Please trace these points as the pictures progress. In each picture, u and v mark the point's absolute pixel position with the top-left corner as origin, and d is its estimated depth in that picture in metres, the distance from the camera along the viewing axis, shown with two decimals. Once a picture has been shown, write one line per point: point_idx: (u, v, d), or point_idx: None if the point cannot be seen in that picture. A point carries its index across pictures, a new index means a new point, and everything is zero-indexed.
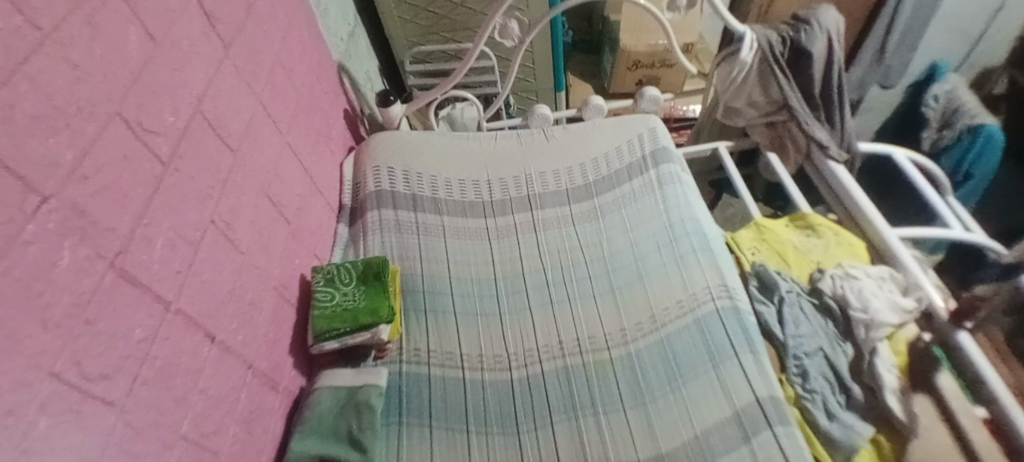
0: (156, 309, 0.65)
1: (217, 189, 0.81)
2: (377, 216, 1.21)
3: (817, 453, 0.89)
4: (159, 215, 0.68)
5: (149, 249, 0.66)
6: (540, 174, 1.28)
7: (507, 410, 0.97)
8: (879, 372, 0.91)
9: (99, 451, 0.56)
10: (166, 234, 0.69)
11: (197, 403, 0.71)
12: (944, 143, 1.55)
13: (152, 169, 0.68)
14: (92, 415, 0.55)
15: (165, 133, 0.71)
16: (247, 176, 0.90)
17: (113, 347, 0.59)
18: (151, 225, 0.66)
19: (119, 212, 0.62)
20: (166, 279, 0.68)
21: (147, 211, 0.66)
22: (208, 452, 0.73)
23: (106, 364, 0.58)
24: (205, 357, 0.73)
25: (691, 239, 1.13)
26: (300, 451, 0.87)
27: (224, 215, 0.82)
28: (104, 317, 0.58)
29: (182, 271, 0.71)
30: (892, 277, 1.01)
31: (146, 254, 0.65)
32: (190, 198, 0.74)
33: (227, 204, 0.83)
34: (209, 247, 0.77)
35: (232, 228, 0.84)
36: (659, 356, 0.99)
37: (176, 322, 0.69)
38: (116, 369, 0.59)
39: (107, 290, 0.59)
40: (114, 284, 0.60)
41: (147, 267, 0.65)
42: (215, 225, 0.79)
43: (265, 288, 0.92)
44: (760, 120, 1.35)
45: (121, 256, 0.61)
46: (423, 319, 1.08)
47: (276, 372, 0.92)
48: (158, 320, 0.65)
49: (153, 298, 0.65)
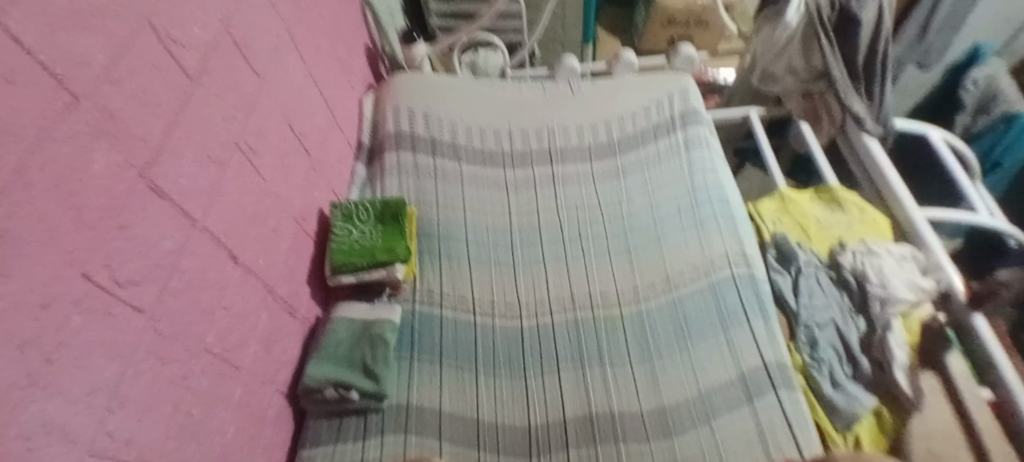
0: (182, 222, 0.67)
1: (241, 111, 0.82)
2: (396, 158, 1.22)
3: (817, 419, 0.89)
4: (188, 130, 0.69)
5: (178, 162, 0.67)
6: (564, 127, 1.27)
7: (515, 354, 0.99)
8: (889, 348, 0.91)
9: (129, 353, 0.58)
10: (194, 149, 0.70)
11: (220, 318, 0.74)
12: (978, 128, 1.46)
13: (180, 81, 0.69)
14: (123, 319, 0.58)
15: (194, 46, 0.71)
16: (270, 100, 0.91)
17: (143, 255, 0.61)
18: (179, 137, 0.68)
19: (149, 121, 0.63)
20: (193, 193, 0.69)
21: (174, 121, 0.67)
22: (230, 366, 0.76)
23: (138, 272, 0.60)
24: (228, 276, 0.76)
25: (714, 205, 1.12)
26: (315, 375, 0.90)
27: (249, 137, 0.84)
28: (136, 224, 0.60)
29: (208, 188, 0.72)
30: (914, 256, 1.01)
31: (175, 167, 0.66)
32: (215, 115, 0.75)
33: (250, 126, 0.84)
34: (234, 168, 0.79)
35: (256, 152, 0.85)
36: (669, 317, 1.00)
37: (202, 238, 0.71)
38: (147, 277, 0.61)
39: (138, 197, 0.60)
40: (144, 193, 0.61)
41: (175, 180, 0.66)
42: (239, 146, 0.81)
43: (285, 216, 0.93)
44: (797, 88, 1.32)
45: (151, 165, 0.63)
46: (437, 261, 1.10)
47: (295, 299, 0.95)
48: (184, 233, 0.68)
49: (180, 212, 0.67)
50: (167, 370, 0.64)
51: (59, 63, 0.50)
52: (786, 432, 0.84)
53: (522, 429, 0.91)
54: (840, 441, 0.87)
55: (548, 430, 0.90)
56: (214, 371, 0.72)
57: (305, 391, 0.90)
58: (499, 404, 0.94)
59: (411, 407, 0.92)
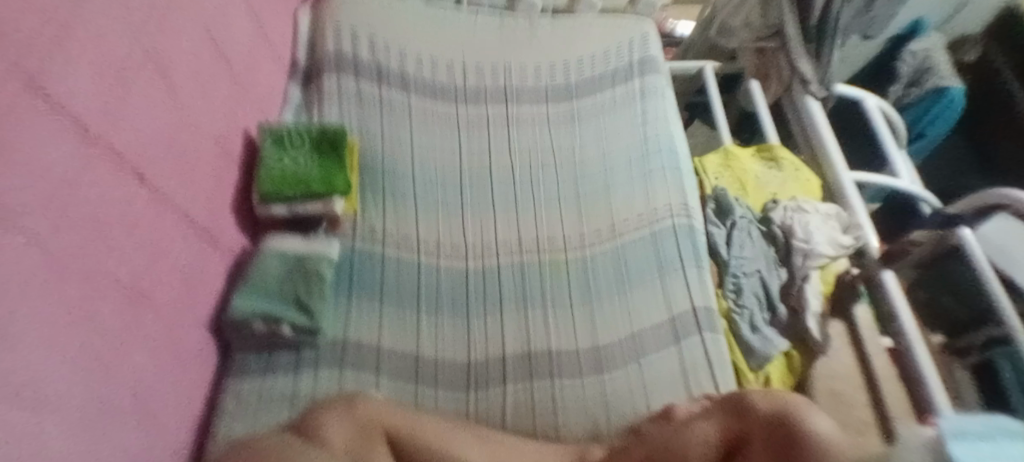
0: (73, 134, 0.61)
1: (144, 12, 0.74)
2: (336, 84, 1.15)
3: (733, 360, 0.94)
4: (76, 27, 0.62)
5: (62, 64, 0.60)
6: (520, 66, 1.23)
7: (458, 293, 0.99)
8: (805, 296, 0.96)
9: (12, 280, 0.53)
10: (84, 51, 0.63)
11: (124, 243, 0.69)
12: (908, 100, 1.49)
13: None
14: (2, 239, 0.52)
15: None
16: (182, 4, 0.83)
17: (23, 169, 0.55)
18: (64, 36, 0.60)
19: (24, 16, 0.55)
20: (87, 104, 0.63)
21: (54, 15, 0.59)
22: (139, 296, 0.72)
23: (20, 189, 0.54)
24: (133, 198, 0.71)
25: (662, 156, 1.13)
26: (244, 309, 0.87)
27: (155, 44, 0.76)
28: (11, 133, 0.53)
29: (104, 96, 0.66)
30: (837, 215, 1.05)
31: (59, 68, 0.59)
32: (109, 16, 0.67)
33: (155, 32, 0.76)
34: (137, 76, 0.72)
35: (164, 61, 0.78)
36: (611, 262, 1.01)
37: (98, 154, 0.65)
38: (30, 193, 0.55)
39: (13, 103, 0.54)
40: (18, 95, 0.54)
41: (61, 85, 0.59)
42: (142, 52, 0.73)
43: (204, 136, 0.87)
44: (751, 44, 1.34)
45: (29, 66, 0.55)
46: (379, 196, 1.07)
47: (216, 228, 0.91)
48: (75, 147, 0.61)
49: (70, 123, 0.61)
50: (63, 300, 0.60)
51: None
52: (707, 372, 0.88)
53: (462, 366, 0.91)
54: (752, 380, 0.92)
55: (487, 366, 0.91)
56: (122, 300, 0.69)
57: (232, 324, 0.87)
58: (441, 342, 0.94)
59: (348, 342, 0.91)
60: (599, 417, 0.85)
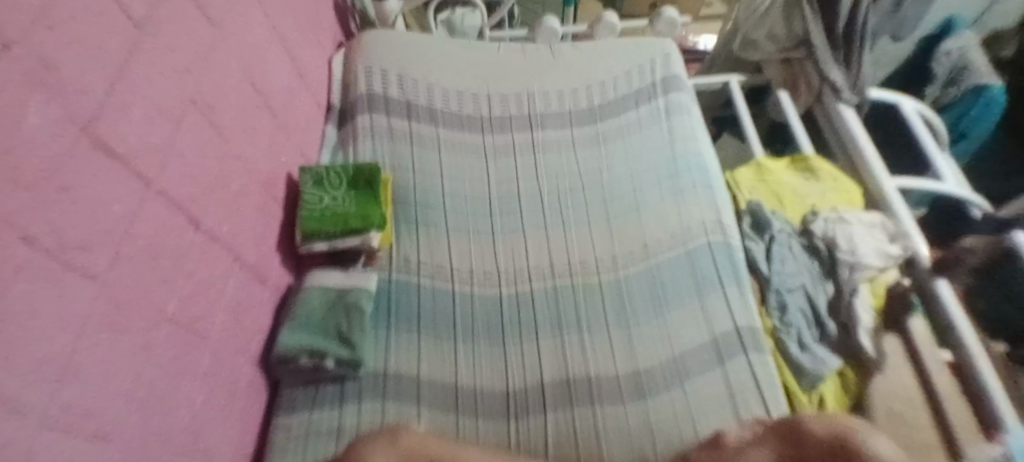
0: (135, 184, 0.64)
1: (197, 65, 0.78)
2: (368, 121, 1.19)
3: (784, 380, 0.91)
4: (137, 83, 0.66)
5: (124, 118, 0.63)
6: (546, 93, 1.25)
7: (495, 322, 0.99)
8: (856, 311, 0.93)
9: (82, 326, 0.56)
10: (144, 105, 0.66)
11: (181, 285, 0.72)
12: (948, 100, 1.45)
13: (126, 31, 0.65)
14: (71, 285, 0.55)
15: None
16: (229, 55, 0.87)
17: (90, 219, 0.57)
18: (126, 93, 0.64)
19: (92, 74, 0.58)
20: (146, 155, 0.66)
21: (119, 72, 0.63)
22: (196, 335, 0.74)
23: (86, 237, 0.57)
24: (189, 242, 0.74)
25: (693, 173, 1.12)
26: (290, 344, 0.89)
27: (206, 94, 0.80)
28: (79, 186, 0.56)
29: (162, 147, 0.69)
30: (883, 225, 1.02)
31: (124, 123, 0.63)
32: (166, 70, 0.71)
33: (207, 83, 0.80)
34: (190, 126, 0.75)
35: (214, 110, 0.82)
36: (648, 283, 1.00)
37: (156, 200, 0.68)
38: (96, 241, 0.58)
39: (81, 156, 0.57)
40: (89, 151, 0.58)
41: (124, 138, 0.63)
42: (194, 102, 0.77)
43: (251, 179, 0.91)
44: (777, 56, 1.33)
45: (95, 122, 0.59)
46: (413, 228, 1.09)
47: (264, 266, 0.93)
48: (137, 196, 0.65)
49: (131, 173, 0.64)
50: (128, 343, 0.62)
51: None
52: (755, 393, 0.86)
53: (501, 395, 0.91)
54: (805, 400, 0.89)
55: (526, 394, 0.91)
56: (179, 340, 0.71)
57: (280, 359, 0.89)
58: (479, 372, 0.93)
59: (389, 374, 0.92)
60: (643, 444, 0.84)
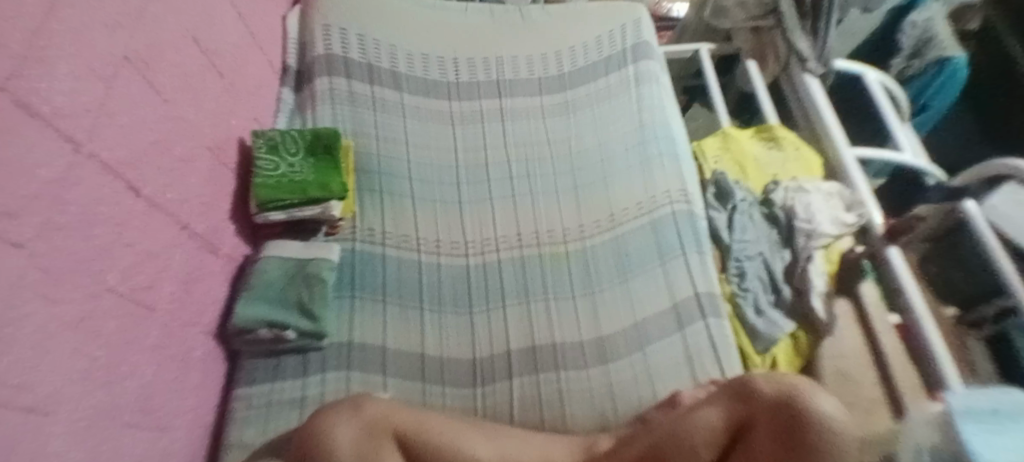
0: (65, 148, 0.61)
1: (129, 20, 0.74)
2: (327, 85, 1.15)
3: (739, 344, 0.94)
4: (62, 38, 0.61)
5: (48, 76, 0.59)
6: (513, 58, 1.22)
7: (460, 290, 0.99)
8: (809, 276, 0.95)
9: (12, 297, 0.53)
10: (70, 63, 0.62)
11: (122, 254, 0.69)
12: (911, 72, 1.46)
13: None
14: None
15: None
16: (167, 11, 0.82)
17: (15, 184, 0.54)
18: (52, 49, 0.60)
19: (13, 27, 0.55)
20: (75, 116, 0.63)
21: (43, 24, 0.59)
22: (140, 305, 0.72)
23: (15, 205, 0.54)
24: (127, 209, 0.71)
25: (660, 142, 1.12)
26: (247, 315, 0.88)
27: (142, 52, 0.76)
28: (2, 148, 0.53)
29: (93, 109, 0.66)
30: (840, 194, 1.04)
31: (47, 82, 0.59)
32: (96, 26, 0.67)
33: (143, 41, 0.76)
34: (124, 87, 0.71)
35: (153, 70, 0.78)
36: (612, 251, 1.01)
37: (89, 164, 0.65)
38: (24, 208, 0.55)
39: (7, 117, 0.53)
40: (10, 111, 0.54)
41: (48, 97, 0.59)
42: (129, 61, 0.73)
43: (197, 144, 0.87)
44: (746, 25, 1.33)
45: (19, 81, 0.55)
46: (376, 197, 1.07)
47: (216, 235, 0.91)
48: (66, 160, 0.61)
49: (60, 136, 0.61)
50: (64, 314, 0.60)
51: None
52: (711, 356, 0.88)
53: (468, 362, 0.92)
54: (759, 363, 0.92)
55: (493, 362, 0.91)
56: (123, 312, 0.69)
57: (237, 330, 0.88)
58: (445, 340, 0.94)
59: (353, 344, 0.91)
60: (606, 407, 0.85)
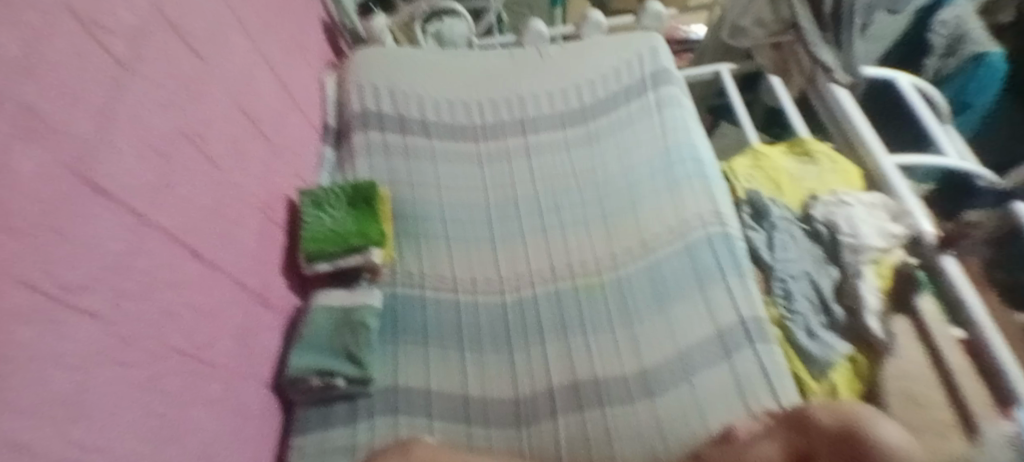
0: (129, 220, 0.65)
1: (184, 99, 0.79)
2: (364, 139, 1.20)
3: (795, 369, 0.91)
4: (125, 123, 0.67)
5: (115, 159, 0.64)
6: (535, 96, 1.25)
7: (499, 330, 0.99)
8: (861, 293, 0.93)
9: (87, 364, 0.57)
10: (134, 144, 0.68)
11: (185, 315, 0.73)
12: (947, 71, 1.43)
13: (109, 65, 0.66)
14: (74, 325, 0.56)
15: (119, 33, 0.69)
16: (217, 86, 0.89)
17: (87, 259, 0.58)
18: (114, 132, 0.65)
19: (78, 116, 0.60)
20: (140, 191, 0.67)
21: (104, 110, 0.64)
22: (202, 363, 0.75)
23: (83, 279, 0.58)
24: (189, 272, 0.75)
25: (687, 165, 1.12)
26: (298, 365, 0.90)
27: (197, 127, 0.81)
28: (74, 228, 0.57)
29: (156, 183, 0.71)
30: (884, 204, 1.02)
31: (114, 164, 0.64)
32: (153, 106, 0.72)
33: (197, 115, 0.82)
34: (181, 159, 0.76)
35: (206, 141, 0.83)
36: (649, 278, 1.01)
37: (152, 233, 0.69)
38: (96, 280, 0.59)
39: (75, 197, 0.58)
40: (81, 193, 0.59)
41: (116, 178, 0.64)
42: (185, 136, 0.78)
43: (247, 205, 0.92)
44: (766, 42, 1.33)
45: (85, 163, 0.60)
46: (414, 242, 1.09)
47: (268, 290, 0.95)
48: (133, 233, 0.66)
49: (126, 210, 0.65)
50: (135, 377, 0.63)
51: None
52: (762, 382, 0.86)
53: (511, 402, 0.92)
54: (817, 389, 0.89)
55: (536, 400, 0.91)
56: (187, 371, 0.72)
57: (290, 382, 0.91)
58: (486, 381, 0.94)
59: (398, 389, 0.93)
60: (655, 442, 0.84)
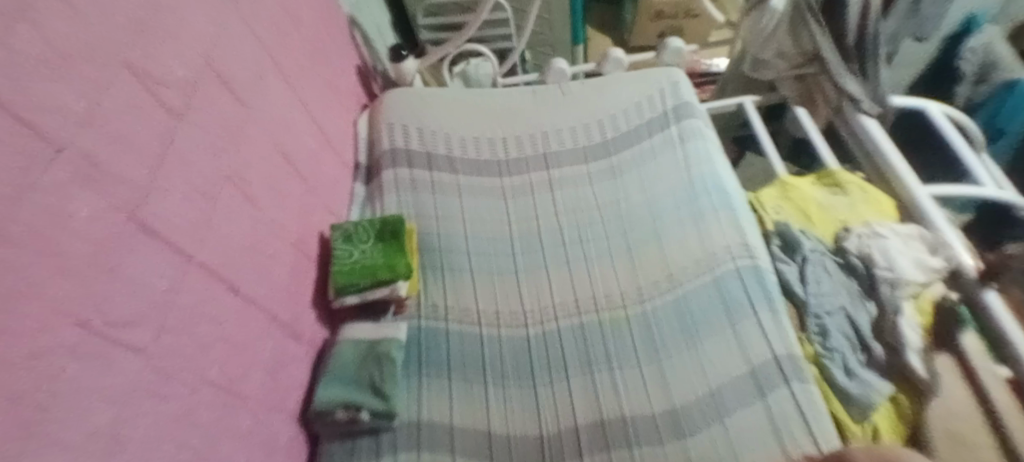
0: (175, 258, 0.68)
1: (229, 143, 0.83)
2: (392, 175, 1.22)
3: (833, 410, 0.89)
4: (174, 167, 0.70)
5: (163, 202, 0.67)
6: (558, 130, 1.27)
7: (524, 365, 0.99)
8: (902, 331, 0.90)
9: (128, 398, 0.59)
10: (181, 187, 0.71)
11: (220, 349, 0.74)
12: (978, 98, 1.41)
13: (163, 116, 0.69)
14: (119, 361, 0.58)
15: (176, 84, 0.72)
16: (259, 128, 0.92)
17: (134, 297, 0.61)
18: (164, 176, 0.68)
19: (132, 163, 0.63)
20: (185, 230, 0.70)
21: (156, 155, 0.67)
22: (235, 397, 0.77)
23: (129, 316, 0.60)
24: (227, 307, 0.77)
25: (713, 198, 1.11)
26: (325, 398, 0.91)
27: (239, 168, 0.84)
28: (123, 267, 0.60)
29: (201, 223, 0.73)
30: (921, 236, 0.99)
31: (163, 207, 0.67)
32: (202, 151, 0.76)
33: (240, 158, 0.85)
34: (225, 200, 0.79)
35: (247, 182, 0.86)
36: (676, 312, 1.00)
37: (196, 271, 0.71)
38: (141, 317, 0.61)
39: (125, 237, 0.61)
40: (131, 234, 0.61)
41: (164, 219, 0.67)
42: (228, 177, 0.81)
43: (282, 241, 0.94)
44: (789, 73, 1.33)
45: (136, 206, 0.63)
46: (439, 275, 1.10)
47: (299, 324, 0.96)
48: (178, 270, 0.68)
49: (172, 249, 0.68)
50: (172, 411, 0.65)
51: (21, 110, 0.49)
52: (800, 423, 0.84)
53: (535, 439, 0.91)
54: (858, 431, 0.87)
55: (561, 438, 0.90)
56: (220, 405, 0.73)
57: (316, 414, 0.91)
58: (511, 417, 0.93)
59: (423, 423, 0.93)
60: None
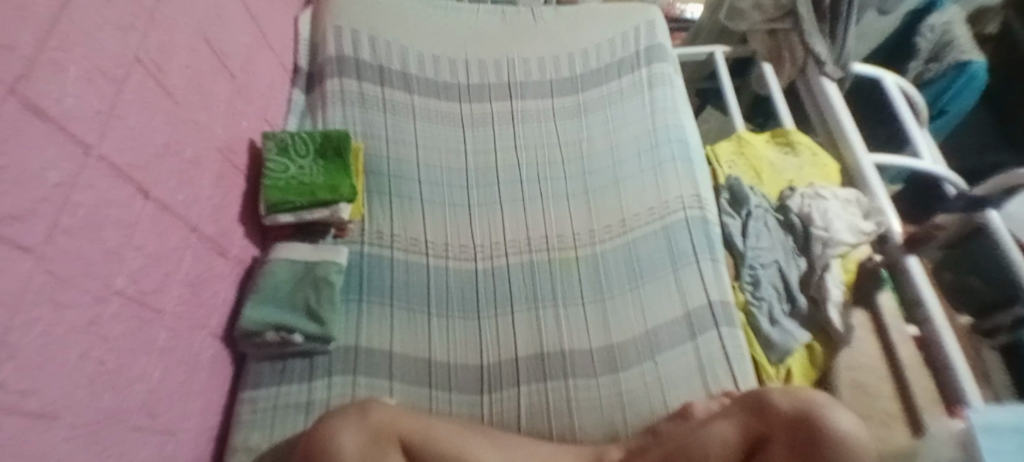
0: (73, 149, 0.61)
1: (142, 23, 0.73)
2: (338, 86, 1.14)
3: (754, 354, 0.92)
4: (71, 41, 0.61)
5: (58, 80, 0.59)
6: (524, 60, 1.21)
7: (469, 297, 0.97)
8: (826, 286, 0.93)
9: (17, 303, 0.53)
10: (80, 64, 0.62)
11: (133, 238, 0.69)
12: (929, 76, 1.36)
13: None
14: (5, 259, 0.52)
15: None
16: (181, 11, 0.82)
17: (23, 188, 0.54)
18: (58, 49, 0.59)
19: (21, 27, 0.54)
20: (85, 118, 0.62)
21: (52, 29, 0.58)
22: (149, 310, 0.72)
23: (23, 194, 0.54)
24: (138, 212, 0.71)
25: (672, 146, 1.10)
26: (254, 318, 0.87)
27: (154, 55, 0.75)
28: (9, 151, 0.53)
29: (104, 111, 0.65)
30: (858, 201, 1.00)
31: (57, 86, 0.59)
32: (107, 27, 0.66)
33: (155, 41, 0.76)
34: (135, 89, 0.71)
35: (162, 70, 0.77)
36: (623, 256, 1.00)
37: (97, 165, 0.64)
38: (30, 209, 0.55)
39: (11, 119, 0.53)
40: (18, 114, 0.54)
41: (58, 100, 0.59)
42: (140, 62, 0.72)
43: (206, 146, 0.87)
44: (763, 26, 1.28)
45: (24, 82, 0.54)
46: (385, 200, 1.06)
47: (224, 237, 0.90)
48: (75, 164, 0.61)
49: (68, 139, 0.60)
50: (73, 320, 0.60)
51: None
52: (725, 367, 0.87)
53: (475, 369, 0.91)
54: (773, 373, 0.91)
55: (500, 368, 0.90)
56: (133, 316, 0.69)
57: (244, 333, 0.87)
58: (452, 346, 0.93)
59: (360, 348, 0.90)
60: (616, 418, 0.84)
